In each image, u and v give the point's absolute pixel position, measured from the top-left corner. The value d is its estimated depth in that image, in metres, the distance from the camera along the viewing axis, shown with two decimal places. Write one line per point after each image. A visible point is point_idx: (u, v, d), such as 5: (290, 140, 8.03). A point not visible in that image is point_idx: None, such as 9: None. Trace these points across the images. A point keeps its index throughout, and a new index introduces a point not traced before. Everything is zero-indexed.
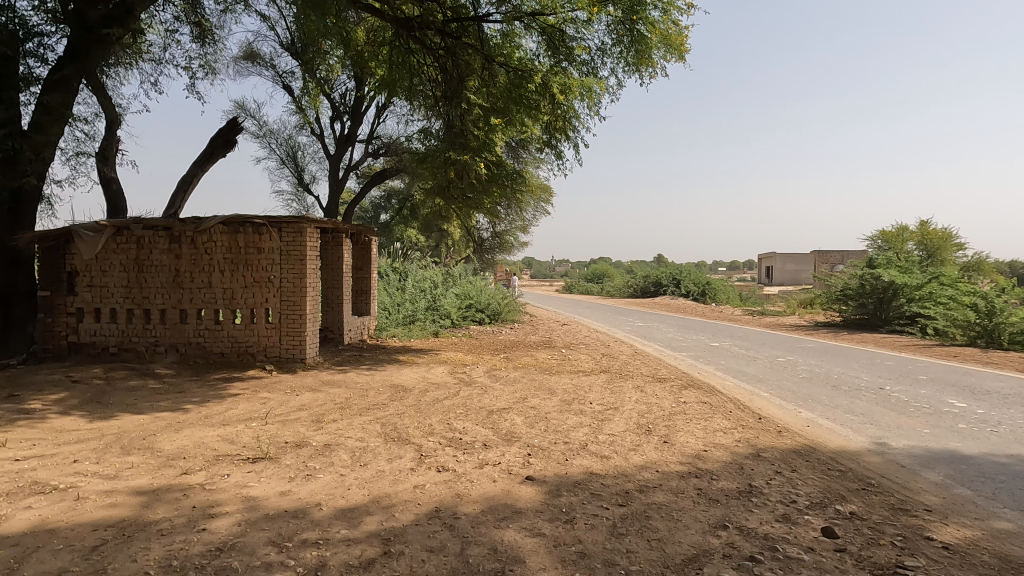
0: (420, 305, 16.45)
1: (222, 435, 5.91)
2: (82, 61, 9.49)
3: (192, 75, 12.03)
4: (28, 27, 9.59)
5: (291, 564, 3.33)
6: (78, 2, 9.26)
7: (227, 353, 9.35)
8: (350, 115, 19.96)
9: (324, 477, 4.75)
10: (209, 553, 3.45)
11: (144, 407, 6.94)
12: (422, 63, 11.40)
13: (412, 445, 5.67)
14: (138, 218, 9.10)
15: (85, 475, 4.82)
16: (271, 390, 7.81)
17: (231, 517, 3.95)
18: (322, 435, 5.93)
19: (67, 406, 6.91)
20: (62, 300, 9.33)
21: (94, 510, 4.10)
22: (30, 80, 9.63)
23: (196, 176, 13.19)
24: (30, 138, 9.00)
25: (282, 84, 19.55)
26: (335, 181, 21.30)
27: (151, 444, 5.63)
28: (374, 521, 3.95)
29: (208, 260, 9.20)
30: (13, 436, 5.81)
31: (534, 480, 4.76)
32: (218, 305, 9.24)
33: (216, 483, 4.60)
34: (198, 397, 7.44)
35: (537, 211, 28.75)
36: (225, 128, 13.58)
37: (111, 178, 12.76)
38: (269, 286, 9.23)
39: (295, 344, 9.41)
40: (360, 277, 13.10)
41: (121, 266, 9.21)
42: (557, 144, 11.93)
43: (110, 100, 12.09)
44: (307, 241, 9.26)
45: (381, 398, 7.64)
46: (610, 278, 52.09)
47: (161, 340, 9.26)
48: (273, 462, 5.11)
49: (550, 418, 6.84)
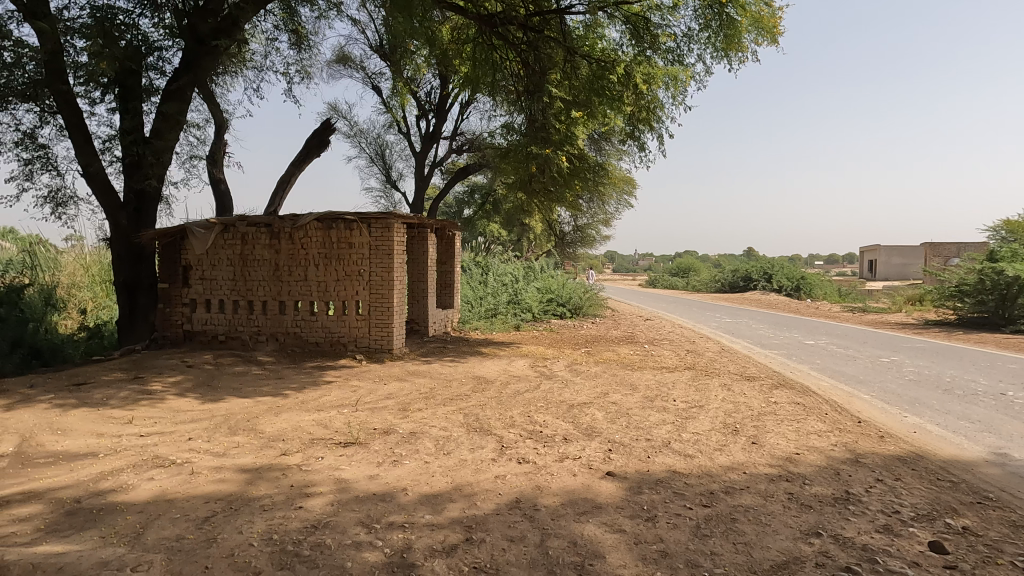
0: (501, 298, 16.64)
1: (317, 420, 6.27)
2: (195, 70, 10.25)
3: (289, 80, 12.75)
4: (149, 42, 10.47)
5: (379, 545, 3.50)
6: (192, 18, 10.04)
7: (322, 342, 9.87)
8: (435, 114, 20.46)
9: (410, 464, 4.94)
10: (305, 529, 3.68)
11: (248, 392, 7.50)
12: (506, 58, 11.43)
13: (493, 436, 5.77)
14: (243, 216, 9.80)
15: (198, 451, 5.28)
16: (361, 379, 8.21)
17: (325, 497, 4.20)
18: (408, 423, 6.16)
19: (182, 388, 7.59)
20: (178, 291, 10.23)
21: (205, 484, 4.47)
22: (151, 91, 10.58)
23: (293, 174, 13.96)
24: (151, 144, 9.96)
25: (371, 85, 20.32)
26: (421, 177, 21.92)
27: (254, 425, 6.07)
28: (457, 507, 4.07)
29: (304, 254, 9.74)
30: (138, 414, 6.46)
31: (614, 476, 4.72)
32: (313, 297, 9.77)
33: (312, 464, 4.90)
34: (296, 383, 7.94)
35: (620, 204, 28.36)
36: (319, 129, 14.30)
37: (219, 178, 13.78)
38: (359, 280, 9.65)
39: (383, 335, 9.78)
40: (444, 271, 13.43)
41: (228, 261, 9.94)
42: (641, 135, 11.68)
43: (218, 106, 13.04)
44: (394, 236, 9.57)
45: (464, 389, 7.82)
46: (696, 272, 50.31)
47: (263, 329, 9.93)
48: (363, 448, 5.36)
49: (632, 413, 6.76)
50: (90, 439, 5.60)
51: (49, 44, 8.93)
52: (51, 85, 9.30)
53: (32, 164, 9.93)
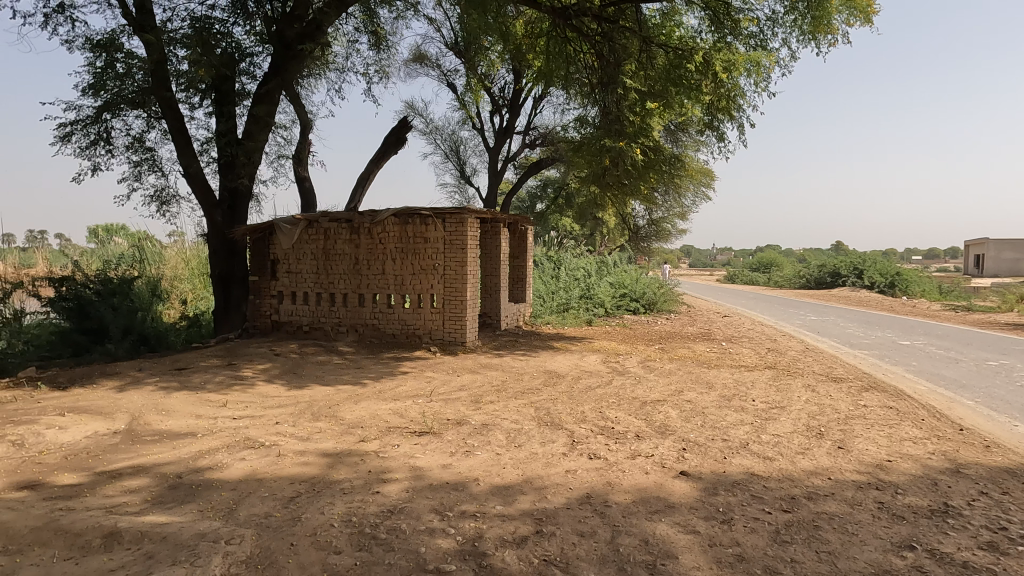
0: (574, 293, 16.55)
1: (393, 409, 6.49)
2: (283, 74, 10.78)
3: (369, 80, 13.19)
4: (242, 49, 11.12)
5: (452, 532, 3.59)
6: (280, 24, 10.56)
7: (398, 334, 10.18)
8: (509, 109, 20.60)
9: (482, 454, 5.02)
10: (382, 513, 3.83)
11: (330, 380, 7.86)
12: (579, 51, 11.33)
13: (564, 431, 5.76)
14: (326, 212, 10.24)
15: (285, 435, 5.59)
16: (435, 370, 8.41)
17: (401, 483, 4.34)
18: (481, 415, 6.25)
19: (270, 375, 8.06)
20: (267, 283, 10.84)
21: (290, 466, 4.73)
22: (243, 95, 11.23)
23: (372, 171, 14.44)
24: (243, 145, 10.59)
25: (446, 82, 20.68)
26: (494, 172, 22.12)
27: (335, 412, 6.36)
28: (528, 500, 4.10)
29: (382, 249, 10.07)
30: (231, 398, 6.92)
31: (688, 476, 4.61)
32: (390, 290, 10.09)
33: (388, 452, 5.08)
34: (374, 373, 8.24)
35: (698, 196, 27.48)
36: (397, 127, 14.71)
37: (304, 176, 14.46)
38: (434, 273, 9.87)
39: (457, 328, 9.95)
40: (517, 265, 13.52)
41: (312, 255, 10.44)
42: (720, 125, 11.27)
43: (303, 107, 13.67)
44: (468, 230, 9.70)
45: (536, 383, 7.85)
46: (779, 267, 48.04)
47: (343, 320, 10.36)
48: (436, 437, 5.50)
49: (708, 413, 6.56)
50: (189, 420, 6.06)
51: (155, 54, 9.66)
52: (156, 92, 10.07)
53: (141, 166, 10.79)
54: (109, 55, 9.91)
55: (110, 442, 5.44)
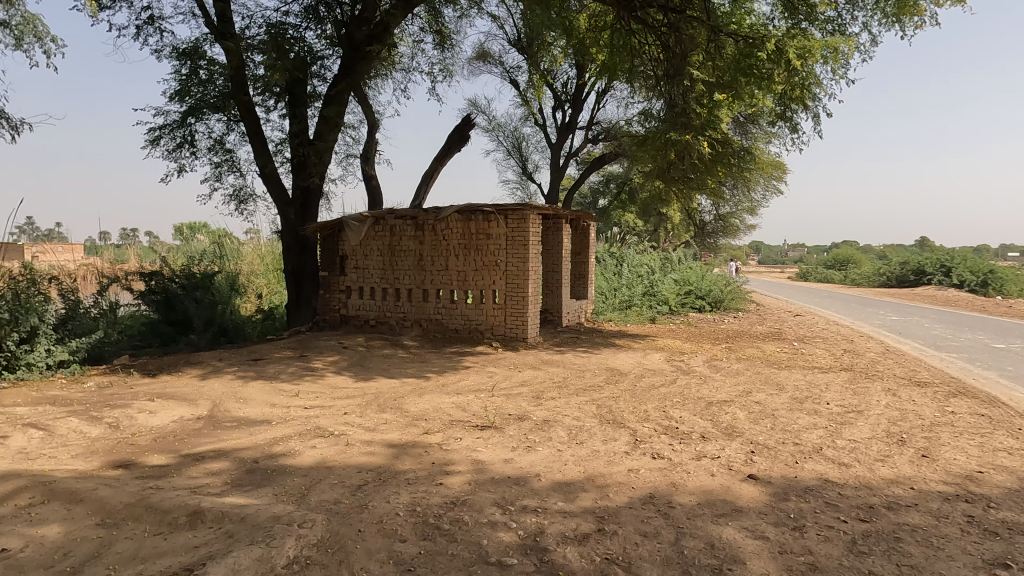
0: (636, 290, 16.28)
1: (456, 402, 6.60)
2: (352, 76, 11.12)
3: (434, 79, 13.43)
4: (313, 53, 11.54)
5: (513, 526, 3.61)
6: (349, 27, 10.90)
7: (461, 329, 10.33)
8: (571, 104, 20.46)
9: (544, 450, 5.03)
10: (445, 504, 3.90)
11: (395, 373, 8.07)
12: (644, 43, 11.13)
13: (627, 429, 5.69)
14: (392, 209, 10.50)
15: (352, 425, 5.79)
16: (497, 365, 8.49)
17: (463, 476, 4.41)
18: (542, 411, 6.26)
19: (339, 367, 8.36)
20: (336, 279, 11.24)
21: (358, 455, 4.89)
22: (315, 97, 11.66)
23: (436, 169, 14.69)
24: (314, 145, 11.00)
25: (509, 79, 20.76)
26: (556, 168, 22.05)
27: (400, 404, 6.53)
28: (589, 497, 4.08)
29: (446, 245, 10.23)
30: (303, 388, 7.23)
31: (757, 479, 4.45)
32: (453, 286, 10.24)
33: (451, 444, 5.17)
34: (438, 367, 8.40)
35: (768, 190, 26.43)
36: (460, 125, 14.89)
37: (371, 175, 14.88)
38: (496, 270, 9.94)
39: (518, 324, 9.98)
40: (578, 262, 13.44)
41: (378, 251, 10.73)
42: (793, 115, 10.80)
43: (370, 107, 14.06)
44: (530, 227, 9.70)
45: (597, 380, 7.79)
46: (857, 264, 45.57)
47: (408, 315, 10.61)
48: (498, 432, 5.55)
49: (778, 415, 6.32)
50: (265, 408, 6.38)
51: (234, 60, 10.18)
52: (236, 96, 10.60)
53: (221, 167, 11.40)
54: (193, 63, 10.51)
55: (194, 426, 5.80)
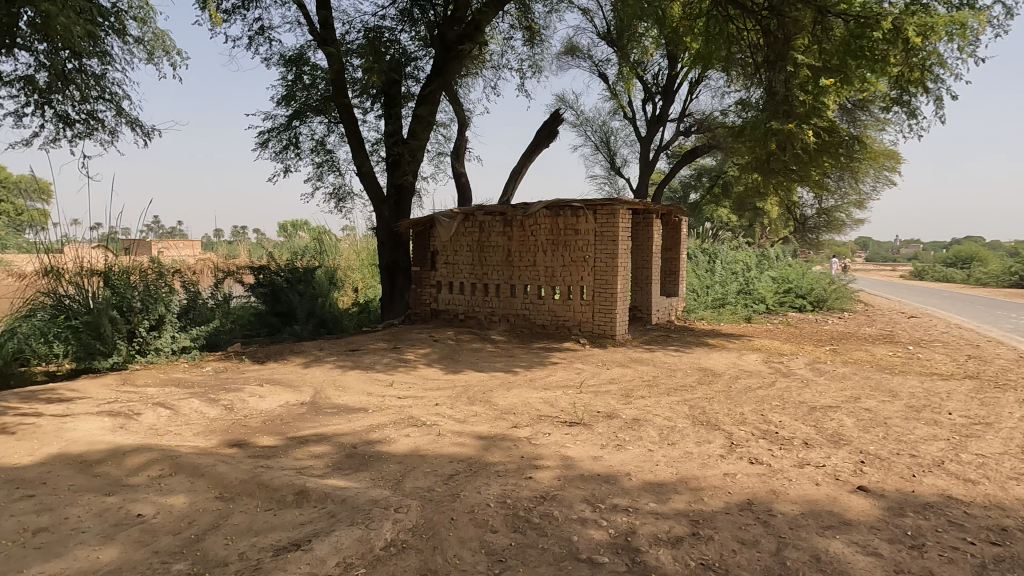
0: (731, 287, 15.60)
1: (544, 398, 6.61)
2: (444, 75, 11.37)
3: (523, 75, 13.50)
4: (408, 54, 11.91)
5: (604, 525, 3.57)
6: (441, 28, 11.16)
7: (548, 325, 10.32)
8: (662, 95, 19.89)
9: (634, 449, 4.93)
10: (535, 498, 3.91)
11: (484, 366, 8.20)
12: (743, 28, 10.71)
13: (722, 432, 5.46)
14: (481, 205, 10.66)
15: (443, 416, 5.94)
16: (585, 362, 8.43)
17: (552, 471, 4.41)
18: (632, 409, 6.14)
19: (430, 359, 8.62)
20: (427, 273, 11.58)
21: (449, 445, 5.01)
22: (408, 97, 12.04)
23: (524, 165, 14.76)
24: (408, 144, 11.36)
25: (598, 72, 20.51)
26: (646, 162, 21.55)
27: (489, 397, 6.62)
28: (683, 500, 3.95)
29: (534, 241, 10.26)
30: (397, 378, 7.51)
31: (868, 492, 4.14)
32: (541, 282, 10.26)
33: (540, 439, 5.18)
34: (525, 362, 8.45)
35: (879, 182, 24.50)
36: (549, 120, 14.88)
37: (461, 172, 15.18)
38: (584, 266, 9.85)
39: (607, 321, 9.82)
40: (669, 258, 13.07)
41: (467, 247, 10.94)
42: (911, 99, 9.97)
43: (461, 106, 14.34)
44: (620, 222, 9.53)
45: (689, 380, 7.54)
46: (982, 262, 41.35)
47: (496, 310, 10.75)
48: (587, 429, 5.50)
49: (891, 424, 5.84)
50: (362, 396, 6.68)
51: (335, 64, 10.70)
52: (336, 99, 11.15)
53: (322, 167, 12.04)
54: (298, 69, 11.15)
55: (299, 411, 6.17)
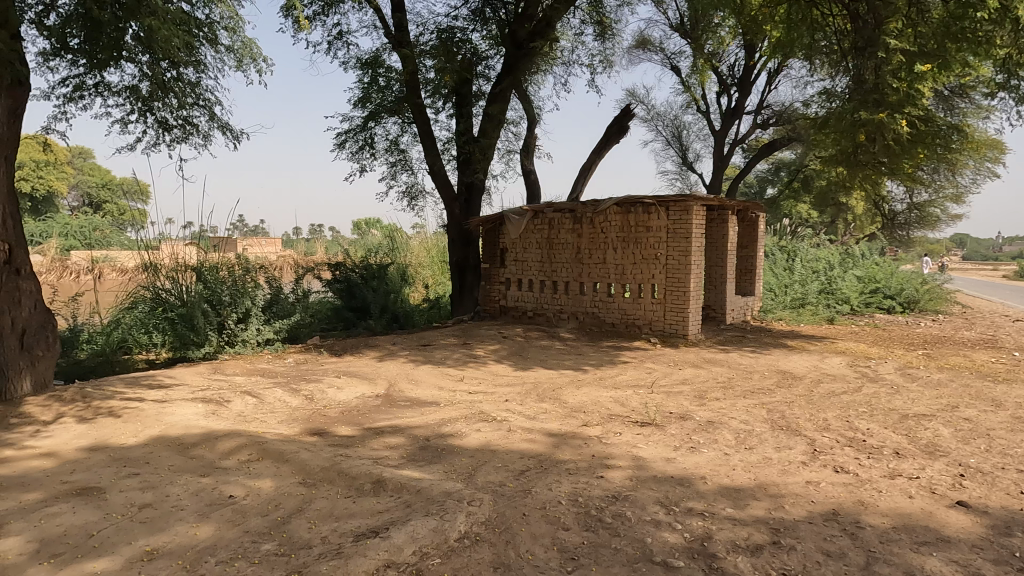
0: (812, 287, 14.88)
1: (614, 397, 6.53)
2: (514, 73, 11.43)
3: (594, 71, 13.38)
4: (479, 53, 12.05)
5: (678, 528, 3.49)
6: (512, 26, 11.21)
7: (617, 324, 10.17)
8: (738, 87, 19.18)
9: (709, 453, 4.79)
10: (607, 498, 3.87)
11: (553, 364, 8.20)
12: (828, 13, 10.18)
13: (803, 438, 5.22)
14: (551, 203, 10.66)
15: (513, 412, 5.98)
16: (656, 361, 8.27)
17: (624, 471, 4.35)
18: (706, 411, 5.98)
19: (500, 356, 8.70)
20: (496, 271, 11.71)
21: (520, 441, 5.05)
22: (479, 96, 12.18)
23: (594, 161, 14.62)
24: (479, 143, 11.51)
25: (670, 65, 20.03)
26: (720, 157, 20.87)
27: (559, 395, 6.61)
28: (762, 507, 3.81)
29: (604, 238, 10.16)
30: (468, 374, 7.63)
31: (969, 507, 3.85)
32: (611, 280, 10.14)
33: (611, 438, 5.12)
34: (595, 360, 8.38)
35: (980, 174, 22.65)
36: (620, 116, 14.68)
37: (530, 169, 15.22)
38: (656, 263, 9.65)
39: (679, 320, 9.56)
40: (745, 255, 12.61)
41: (537, 244, 10.97)
42: (1019, 83, 9.17)
43: (531, 103, 14.38)
44: (693, 219, 9.28)
45: (767, 383, 7.25)
46: None
47: (564, 308, 10.71)
48: (659, 429, 5.39)
49: (995, 435, 5.40)
50: (433, 390, 6.83)
51: (409, 66, 10.97)
52: (410, 100, 11.43)
53: (396, 166, 12.37)
54: (374, 71, 11.52)
55: (374, 403, 6.39)
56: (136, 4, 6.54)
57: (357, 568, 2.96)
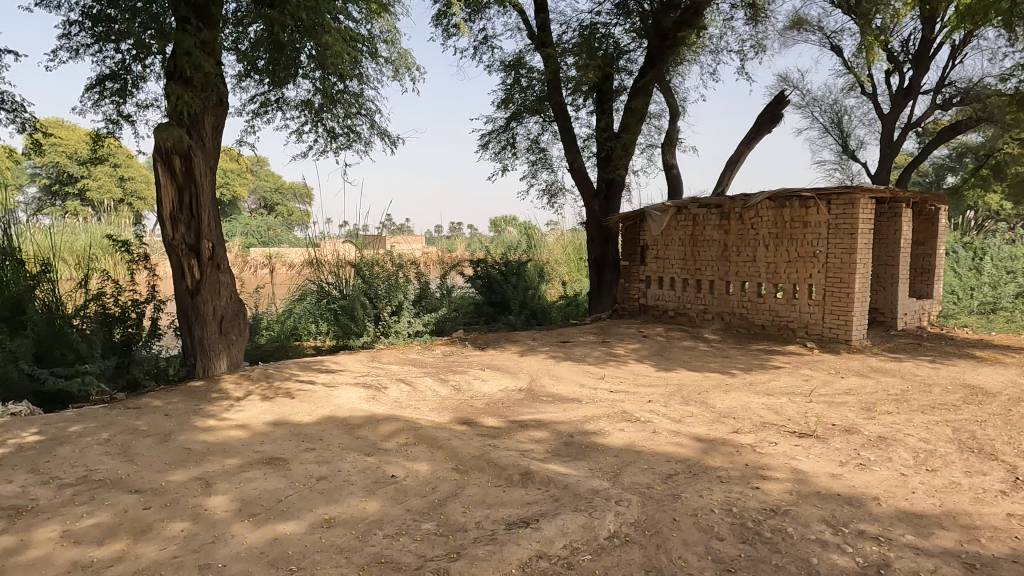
0: (1006, 290, 12.89)
1: (767, 404, 6.14)
2: (658, 64, 11.10)
3: (744, 57, 12.63)
4: (621, 48, 11.87)
5: (849, 551, 3.20)
6: (657, 16, 10.88)
7: (768, 326, 9.52)
8: (914, 64, 17.10)
9: (883, 472, 4.34)
10: (765, 511, 3.66)
11: (697, 366, 7.89)
12: None
13: (1000, 463, 4.55)
14: (695, 198, 10.27)
15: (658, 413, 5.84)
16: (814, 368, 7.65)
17: (783, 484, 4.08)
18: (876, 425, 5.42)
19: (641, 355, 8.54)
20: (637, 269, 11.52)
21: (666, 444, 4.92)
22: (620, 91, 11.99)
23: (742, 154, 13.81)
24: (620, 139, 11.33)
25: (830, 45, 18.32)
26: (889, 143, 18.75)
27: (706, 399, 6.34)
28: (951, 537, 3.38)
29: (754, 234, 9.57)
30: (609, 372, 7.57)
31: None
32: (761, 279, 9.53)
33: (766, 448, 4.82)
34: (744, 364, 7.93)
35: None
36: (772, 103, 13.72)
37: (671, 164, 14.73)
38: (814, 262, 8.91)
39: (840, 324, 8.73)
40: (922, 253, 11.23)
41: (680, 241, 10.63)
42: None
43: (673, 95, 13.90)
44: (860, 213, 8.43)
45: (951, 398, 6.40)
46: None
47: (709, 308, 10.26)
48: (821, 442, 4.99)
49: None
50: (574, 387, 6.87)
51: (551, 65, 11.09)
52: (551, 98, 11.56)
53: (536, 165, 12.58)
54: (516, 73, 11.80)
55: (518, 397, 6.56)
56: (312, 26, 7.28)
57: (511, 555, 3.06)
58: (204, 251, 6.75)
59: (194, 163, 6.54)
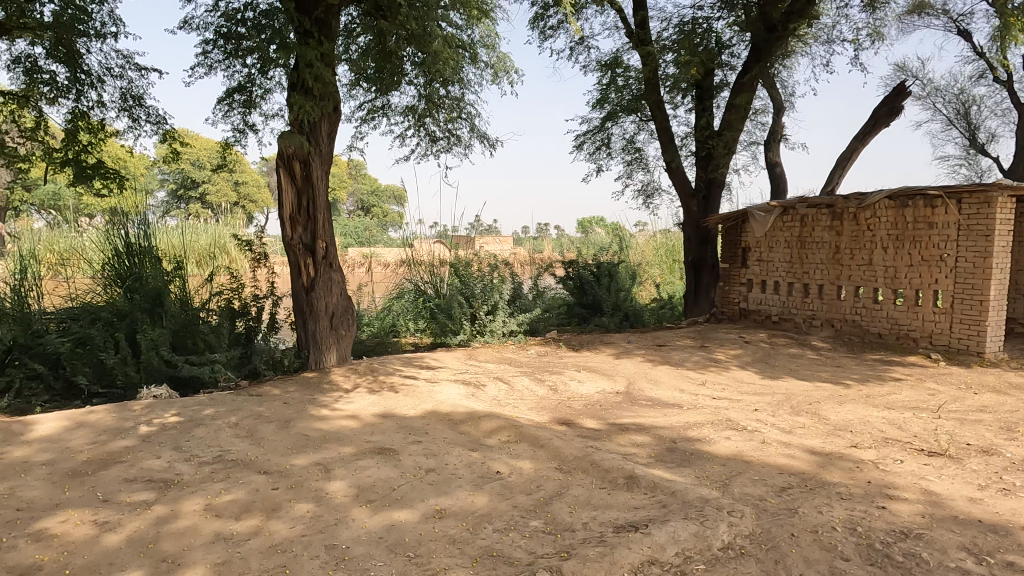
0: None
1: (889, 418, 5.71)
2: (764, 58, 10.61)
3: (859, 47, 11.82)
4: (724, 42, 11.44)
5: None
6: (764, 8, 10.39)
7: (885, 334, 8.85)
8: None
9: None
10: (894, 533, 3.41)
11: (806, 374, 7.48)
12: None
13: None
14: (804, 198, 9.75)
15: (765, 423, 5.59)
16: (940, 381, 7.04)
17: (913, 505, 3.78)
18: (1019, 447, 4.91)
19: (743, 361, 8.20)
20: (738, 271, 11.10)
21: (777, 455, 4.70)
22: (721, 87, 11.57)
23: (855, 149, 12.93)
24: (721, 136, 10.94)
25: (956, 30, 16.77)
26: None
27: (818, 410, 5.99)
28: None
29: (871, 236, 8.95)
30: (710, 378, 7.33)
31: None
32: (878, 284, 8.88)
33: (891, 466, 4.49)
34: (858, 374, 7.43)
35: None
36: (891, 95, 12.75)
37: (775, 161, 14.04)
38: (941, 266, 8.18)
39: (971, 335, 7.96)
40: None
41: (786, 243, 10.15)
42: None
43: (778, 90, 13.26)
44: (997, 213, 7.65)
45: None
46: None
47: (817, 314, 9.70)
48: (954, 462, 4.58)
49: None
50: (674, 392, 6.71)
51: (649, 63, 10.89)
52: (648, 97, 11.36)
53: (632, 165, 12.40)
54: (613, 72, 11.68)
55: (616, 399, 6.49)
56: (420, 34, 7.58)
57: (623, 559, 3.04)
58: (318, 250, 7.18)
59: (312, 167, 6.99)
